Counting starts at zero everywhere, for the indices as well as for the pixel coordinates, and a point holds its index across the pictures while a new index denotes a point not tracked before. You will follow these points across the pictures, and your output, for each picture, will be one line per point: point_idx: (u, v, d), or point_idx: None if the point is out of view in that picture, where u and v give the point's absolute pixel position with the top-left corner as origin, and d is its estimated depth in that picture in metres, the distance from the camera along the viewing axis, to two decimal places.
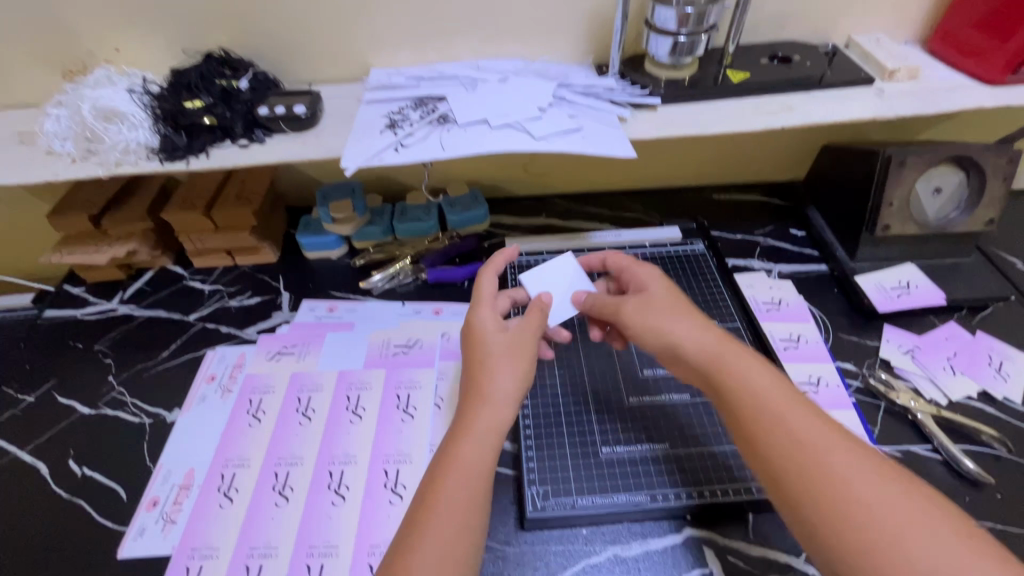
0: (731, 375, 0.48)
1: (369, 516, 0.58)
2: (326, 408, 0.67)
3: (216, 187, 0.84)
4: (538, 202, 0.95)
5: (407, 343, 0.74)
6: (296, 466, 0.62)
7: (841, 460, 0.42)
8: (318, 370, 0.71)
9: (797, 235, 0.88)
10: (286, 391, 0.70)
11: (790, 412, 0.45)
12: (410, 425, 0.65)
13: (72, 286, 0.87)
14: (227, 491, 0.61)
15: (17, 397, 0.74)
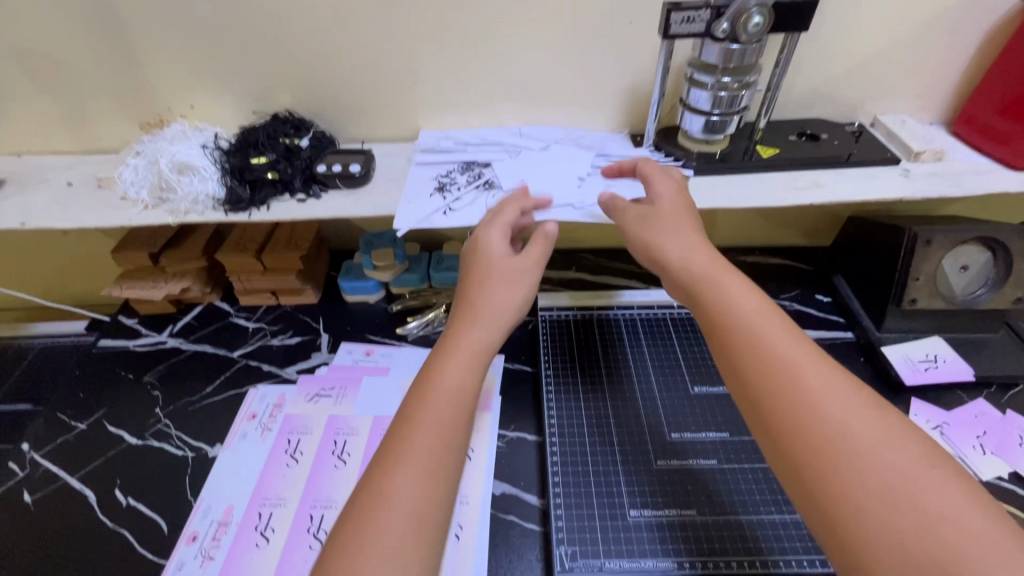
0: (711, 291, 0.52)
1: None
2: (360, 451, 0.70)
3: (267, 232, 0.90)
4: (568, 256, 0.99)
5: None
6: (330, 509, 0.65)
7: (801, 358, 0.45)
8: (354, 414, 0.74)
9: (822, 301, 0.89)
10: (323, 432, 0.72)
11: (767, 325, 0.48)
12: (343, 471, 0.68)
13: (126, 317, 0.92)
14: (264, 530, 0.63)
15: (69, 423, 0.78)
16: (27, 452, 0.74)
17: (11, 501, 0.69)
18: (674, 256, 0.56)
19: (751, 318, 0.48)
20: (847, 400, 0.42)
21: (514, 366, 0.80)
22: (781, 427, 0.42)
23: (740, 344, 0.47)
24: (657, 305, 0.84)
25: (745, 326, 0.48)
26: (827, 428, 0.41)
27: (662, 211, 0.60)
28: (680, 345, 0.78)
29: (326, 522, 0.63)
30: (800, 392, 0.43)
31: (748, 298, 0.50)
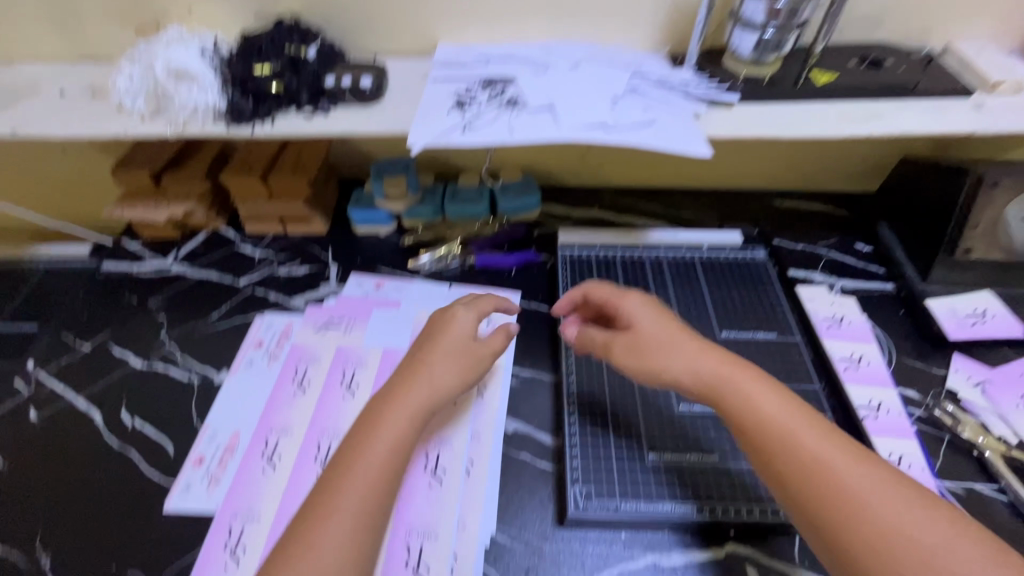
0: (736, 393, 0.51)
1: (408, 497, 0.57)
2: (370, 382, 0.68)
3: (273, 154, 0.84)
4: (591, 194, 0.93)
5: None
6: (338, 439, 0.63)
7: (841, 464, 0.45)
8: (364, 346, 0.71)
9: (863, 250, 0.83)
10: (331, 363, 0.70)
11: (802, 431, 0.47)
12: (351, 402, 0.66)
13: (129, 240, 0.89)
14: (271, 457, 0.62)
15: (74, 343, 0.76)
16: (32, 369, 0.74)
17: (19, 417, 0.68)
18: (687, 362, 0.54)
19: (790, 427, 0.48)
20: (899, 504, 0.43)
21: (532, 305, 0.76)
22: (839, 541, 0.43)
23: (786, 457, 0.46)
24: (684, 247, 0.78)
25: (784, 434, 0.47)
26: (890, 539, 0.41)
27: (657, 321, 0.58)
28: (709, 289, 0.73)
29: (442, 460, 0.60)
30: (853, 504, 0.43)
31: (778, 404, 0.49)
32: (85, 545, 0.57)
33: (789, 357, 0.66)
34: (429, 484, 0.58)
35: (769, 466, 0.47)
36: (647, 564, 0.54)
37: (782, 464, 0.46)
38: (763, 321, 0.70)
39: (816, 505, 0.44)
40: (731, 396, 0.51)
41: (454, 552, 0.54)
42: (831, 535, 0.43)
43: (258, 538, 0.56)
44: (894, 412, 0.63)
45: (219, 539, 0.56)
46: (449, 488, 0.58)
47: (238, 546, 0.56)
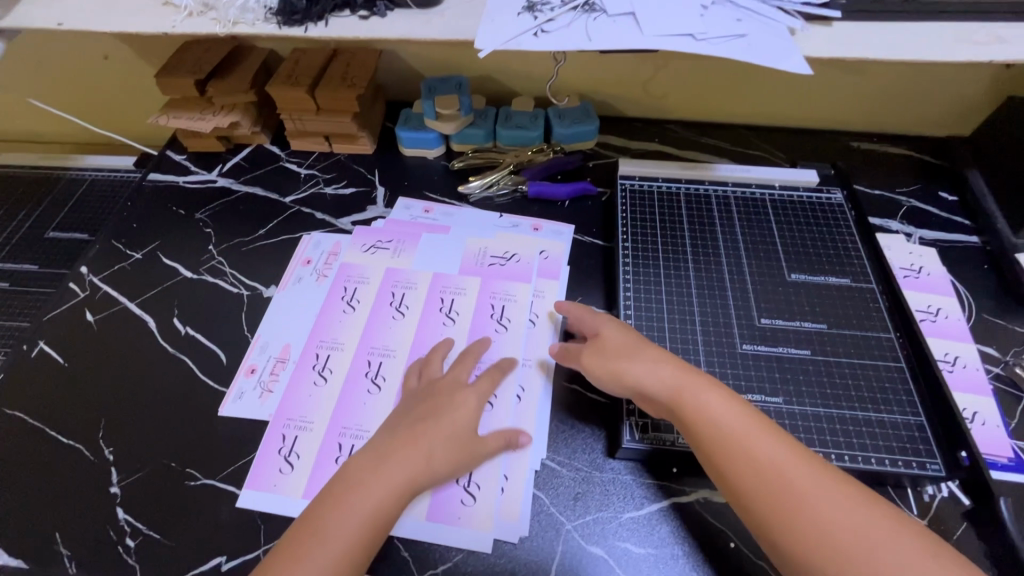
0: (691, 403, 0.49)
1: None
2: (419, 305, 0.66)
3: (321, 65, 0.79)
4: (651, 127, 0.87)
5: (504, 256, 0.70)
6: (389, 357, 0.62)
7: (791, 466, 0.44)
8: (413, 268, 0.70)
9: (948, 200, 0.76)
10: (380, 283, 0.69)
11: (753, 435, 0.46)
12: (400, 322, 0.65)
13: (175, 153, 0.87)
14: (322, 371, 0.62)
15: (125, 252, 0.76)
16: (85, 273, 0.74)
17: (75, 319, 0.69)
18: (643, 370, 0.52)
19: (743, 435, 0.46)
20: (852, 510, 0.42)
21: (586, 238, 0.73)
22: (791, 550, 0.41)
23: (737, 463, 0.45)
24: (755, 185, 0.74)
25: (736, 442, 0.46)
26: (839, 545, 0.40)
27: (613, 334, 0.56)
28: (778, 230, 0.69)
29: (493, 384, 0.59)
30: (803, 509, 0.42)
31: (729, 412, 0.47)
32: (146, 441, 0.59)
33: (862, 304, 0.62)
34: None
35: (722, 477, 0.46)
36: (698, 498, 0.54)
37: (729, 469, 0.45)
38: (836, 266, 0.65)
39: (768, 511, 0.43)
40: (681, 404, 0.49)
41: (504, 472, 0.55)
42: (778, 544, 0.42)
43: (310, 447, 0.57)
44: (972, 368, 0.59)
45: (274, 444, 0.57)
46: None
47: (291, 452, 0.57)
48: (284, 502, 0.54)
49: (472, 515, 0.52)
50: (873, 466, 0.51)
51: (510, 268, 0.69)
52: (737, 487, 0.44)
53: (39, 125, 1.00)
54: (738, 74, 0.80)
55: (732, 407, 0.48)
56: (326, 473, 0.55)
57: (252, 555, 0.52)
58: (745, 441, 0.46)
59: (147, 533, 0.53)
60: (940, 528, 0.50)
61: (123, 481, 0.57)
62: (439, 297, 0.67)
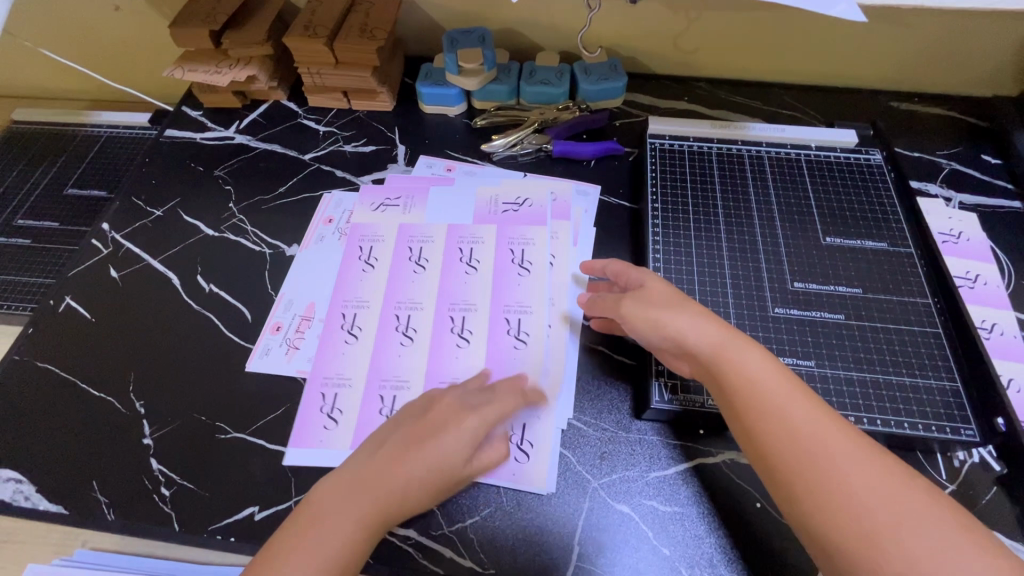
0: (731, 362, 0.47)
1: (495, 352, 0.58)
2: (438, 257, 0.65)
3: (339, 16, 0.76)
4: (681, 85, 0.83)
5: (516, 202, 0.69)
6: (416, 310, 0.62)
7: (824, 431, 0.42)
8: (426, 222, 0.69)
9: (990, 163, 0.73)
10: (395, 240, 0.68)
11: (789, 399, 0.44)
12: (423, 275, 0.64)
13: (190, 108, 0.86)
14: (351, 329, 0.62)
15: (146, 209, 0.75)
16: (107, 230, 0.74)
17: (100, 276, 0.69)
18: (681, 327, 0.50)
19: (777, 397, 0.44)
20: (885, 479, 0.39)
21: (612, 199, 0.71)
22: (811, 513, 0.40)
23: (768, 422, 0.44)
24: (790, 145, 0.71)
25: (771, 403, 0.44)
26: (863, 514, 0.38)
27: (652, 290, 0.54)
28: (814, 193, 0.67)
29: (524, 324, 0.60)
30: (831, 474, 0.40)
31: (770, 377, 0.46)
32: (175, 395, 0.60)
33: (900, 269, 0.60)
34: (515, 346, 0.59)
35: (751, 437, 0.44)
36: (725, 459, 0.54)
37: (759, 430, 0.44)
38: (873, 229, 0.64)
39: (793, 472, 0.41)
40: (719, 364, 0.48)
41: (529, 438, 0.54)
42: (800, 504, 0.41)
43: (351, 403, 0.57)
44: (1010, 335, 0.58)
45: (314, 403, 0.58)
46: (476, 346, 0.59)
47: (334, 409, 0.57)
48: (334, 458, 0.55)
49: (526, 471, 0.53)
50: (906, 430, 0.51)
51: (523, 213, 0.68)
52: (766, 448, 0.43)
53: (53, 80, 0.99)
54: (775, 28, 0.76)
55: (771, 370, 0.46)
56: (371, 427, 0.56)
57: (283, 507, 0.53)
58: (780, 404, 0.44)
59: (181, 483, 0.55)
60: (969, 493, 0.50)
61: (155, 434, 0.58)
62: (456, 246, 0.66)
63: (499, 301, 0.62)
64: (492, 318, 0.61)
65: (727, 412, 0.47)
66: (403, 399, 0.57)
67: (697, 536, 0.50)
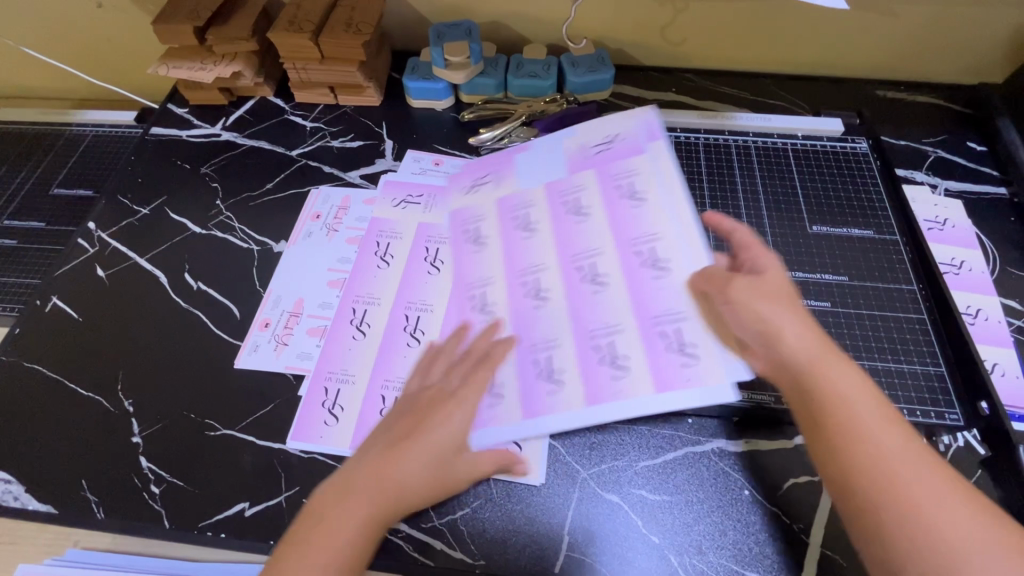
0: (823, 376, 0.45)
1: (637, 292, 0.57)
2: (546, 217, 0.65)
3: (324, 10, 0.75)
4: (669, 76, 0.83)
5: (604, 141, 0.69)
6: (542, 270, 0.61)
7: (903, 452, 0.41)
8: (522, 189, 0.68)
9: (976, 150, 0.74)
10: (497, 214, 0.67)
11: (870, 414, 0.43)
12: (535, 237, 0.64)
13: (176, 106, 0.85)
14: (481, 307, 0.60)
15: (132, 207, 0.75)
16: (93, 229, 0.73)
17: (86, 274, 0.69)
18: (786, 335, 0.47)
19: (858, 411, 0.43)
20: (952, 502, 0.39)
21: None
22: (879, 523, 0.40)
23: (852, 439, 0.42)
24: (777, 135, 0.71)
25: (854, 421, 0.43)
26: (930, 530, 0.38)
27: (767, 281, 0.50)
28: (801, 182, 0.67)
29: (658, 252, 0.59)
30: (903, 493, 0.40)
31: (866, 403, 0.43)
32: (164, 393, 0.60)
33: (885, 255, 0.61)
34: (655, 276, 0.58)
35: (833, 450, 0.43)
36: (714, 448, 0.54)
37: (841, 446, 0.42)
38: (859, 217, 0.64)
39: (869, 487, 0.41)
40: (812, 376, 0.45)
41: (620, 353, 0.54)
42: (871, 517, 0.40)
43: (506, 374, 0.55)
44: (994, 321, 0.59)
45: None
46: (614, 290, 0.58)
47: None
48: (509, 430, 0.52)
49: (699, 371, 0.52)
50: None
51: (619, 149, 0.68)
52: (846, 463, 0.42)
53: (37, 79, 0.98)
54: (761, 18, 0.76)
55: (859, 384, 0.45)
56: (531, 389, 0.54)
57: (273, 502, 0.53)
58: (870, 427, 0.42)
59: (171, 480, 0.55)
60: None
61: (145, 432, 0.57)
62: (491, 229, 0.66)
63: (622, 236, 0.61)
64: (622, 256, 0.60)
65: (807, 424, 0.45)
66: (559, 356, 0.55)
67: (685, 524, 0.50)
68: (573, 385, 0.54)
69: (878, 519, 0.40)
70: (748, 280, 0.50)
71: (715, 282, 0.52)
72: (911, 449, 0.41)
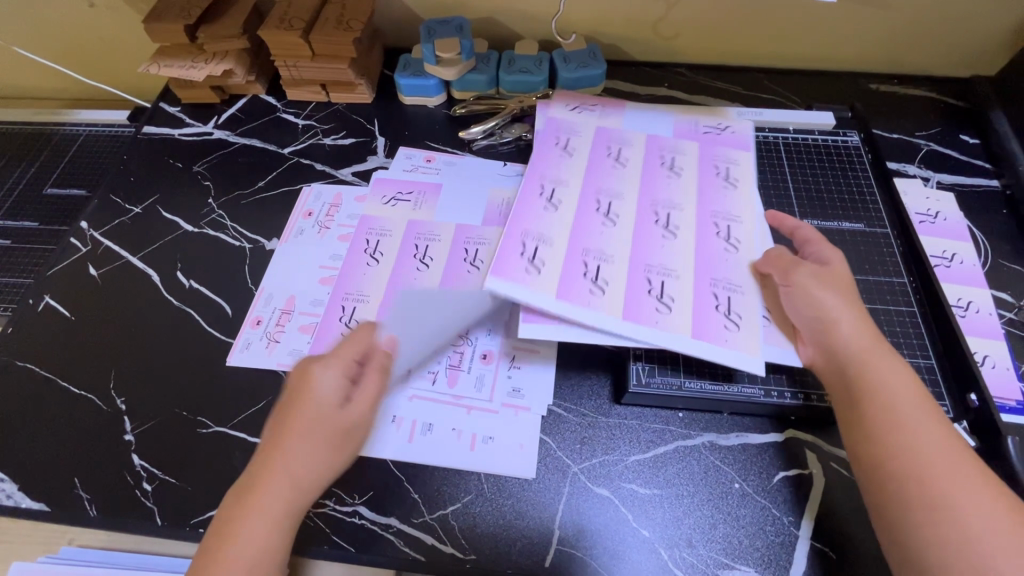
0: (872, 366, 0.47)
1: (704, 254, 0.58)
2: (639, 158, 0.65)
3: (315, 8, 0.75)
4: (661, 71, 0.83)
5: (717, 127, 0.69)
6: (618, 199, 0.62)
7: (938, 449, 0.42)
8: (625, 129, 0.69)
9: (968, 143, 0.73)
10: (593, 137, 0.68)
11: (914, 407, 0.45)
12: (622, 170, 0.64)
13: (169, 105, 0.85)
14: (551, 199, 0.61)
15: (124, 207, 0.75)
16: (85, 228, 0.73)
17: (78, 273, 0.69)
18: (842, 326, 0.49)
19: (901, 404, 0.45)
20: (980, 499, 0.40)
21: None
22: (897, 507, 0.42)
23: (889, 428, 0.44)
24: (769, 128, 0.71)
25: (896, 412, 0.44)
26: (947, 519, 0.40)
27: (830, 270, 0.52)
28: (793, 175, 0.67)
29: (734, 232, 0.60)
30: (925, 483, 0.41)
31: (911, 399, 0.45)
32: (155, 391, 0.60)
33: (876, 248, 0.61)
34: (725, 249, 0.58)
35: (863, 435, 0.45)
36: (706, 441, 0.54)
37: (873, 434, 0.44)
38: (849, 210, 0.64)
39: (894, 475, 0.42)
40: (859, 366, 0.47)
41: (669, 292, 0.55)
42: (891, 500, 0.42)
43: (553, 259, 0.57)
44: (985, 312, 0.59)
45: (515, 248, 0.57)
46: (682, 242, 0.59)
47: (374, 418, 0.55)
48: (538, 298, 0.54)
49: (738, 338, 0.53)
50: None
51: (727, 139, 0.67)
52: (877, 450, 0.44)
53: (30, 78, 0.98)
54: (753, 12, 0.76)
55: (910, 379, 0.46)
56: (577, 281, 0.55)
57: None
58: (911, 419, 0.44)
59: (163, 478, 0.55)
60: None
61: (136, 430, 0.58)
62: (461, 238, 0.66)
63: (704, 206, 0.61)
64: (699, 218, 0.60)
65: (847, 412, 0.47)
66: (609, 269, 0.56)
67: (676, 518, 0.51)
68: (615, 295, 0.55)
69: (902, 502, 0.41)
70: (814, 269, 0.53)
71: (778, 263, 0.54)
72: (951, 442, 0.43)
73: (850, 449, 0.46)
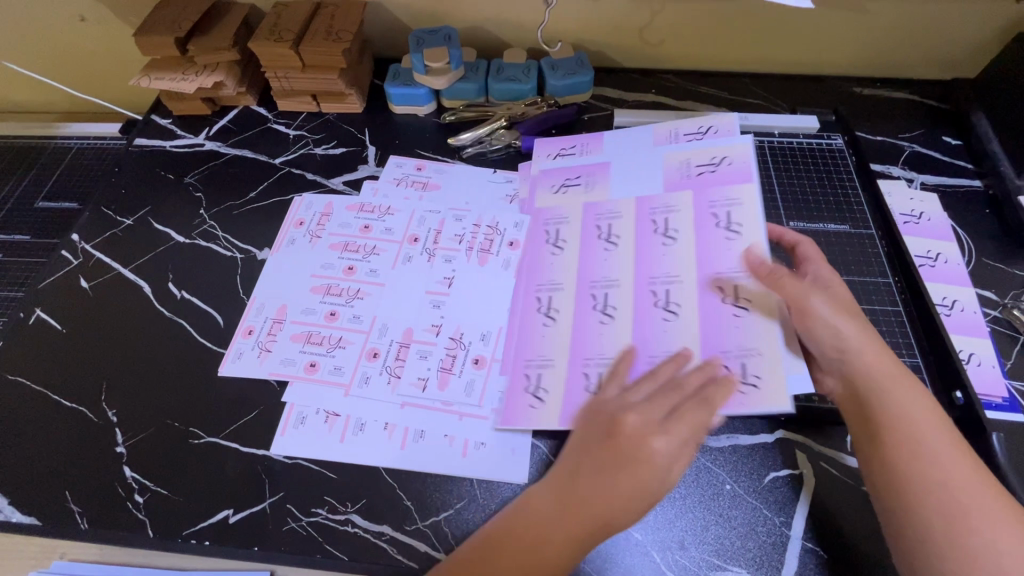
0: (884, 392, 0.48)
1: (711, 323, 0.53)
2: (630, 231, 0.62)
3: (305, 20, 0.76)
4: (647, 78, 0.84)
5: (700, 130, 0.66)
6: (614, 287, 0.59)
7: (954, 469, 0.44)
8: (613, 199, 0.65)
9: (950, 144, 0.75)
10: (581, 217, 0.65)
11: (929, 429, 0.46)
12: (615, 253, 0.61)
13: (159, 117, 0.85)
14: (548, 311, 0.59)
15: (116, 219, 0.75)
16: (77, 241, 0.73)
17: (69, 286, 0.69)
18: (859, 354, 0.49)
19: (915, 427, 0.46)
20: (988, 512, 0.43)
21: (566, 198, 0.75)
22: (917, 528, 0.43)
23: (904, 450, 0.45)
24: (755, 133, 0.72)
25: (913, 435, 0.46)
26: (962, 533, 0.42)
27: (835, 295, 0.53)
28: (778, 178, 0.68)
29: (743, 291, 0.54)
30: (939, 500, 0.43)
31: (929, 424, 0.46)
32: (148, 402, 0.60)
33: (861, 249, 0.62)
34: (736, 312, 0.53)
35: (880, 457, 0.46)
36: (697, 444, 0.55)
37: (892, 457, 0.45)
38: (836, 211, 0.65)
39: (916, 496, 0.44)
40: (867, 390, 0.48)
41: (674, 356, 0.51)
42: (906, 518, 0.44)
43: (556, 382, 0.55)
44: (970, 311, 0.60)
45: (520, 383, 0.56)
46: (686, 319, 0.54)
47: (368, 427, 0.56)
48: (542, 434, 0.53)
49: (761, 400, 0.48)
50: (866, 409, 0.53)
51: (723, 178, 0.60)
52: (891, 472, 0.45)
53: (20, 92, 0.98)
54: (736, 19, 0.77)
55: (920, 402, 0.47)
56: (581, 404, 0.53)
57: (256, 509, 0.53)
58: (925, 440, 0.45)
59: (155, 489, 0.55)
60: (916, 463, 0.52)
61: (129, 441, 0.57)
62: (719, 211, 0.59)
63: (706, 266, 0.56)
64: (701, 285, 0.55)
65: (862, 437, 0.48)
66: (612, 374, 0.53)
67: (668, 520, 0.51)
68: None
69: (919, 518, 0.43)
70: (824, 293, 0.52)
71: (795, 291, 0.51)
72: (965, 462, 0.45)
73: (867, 471, 0.47)
